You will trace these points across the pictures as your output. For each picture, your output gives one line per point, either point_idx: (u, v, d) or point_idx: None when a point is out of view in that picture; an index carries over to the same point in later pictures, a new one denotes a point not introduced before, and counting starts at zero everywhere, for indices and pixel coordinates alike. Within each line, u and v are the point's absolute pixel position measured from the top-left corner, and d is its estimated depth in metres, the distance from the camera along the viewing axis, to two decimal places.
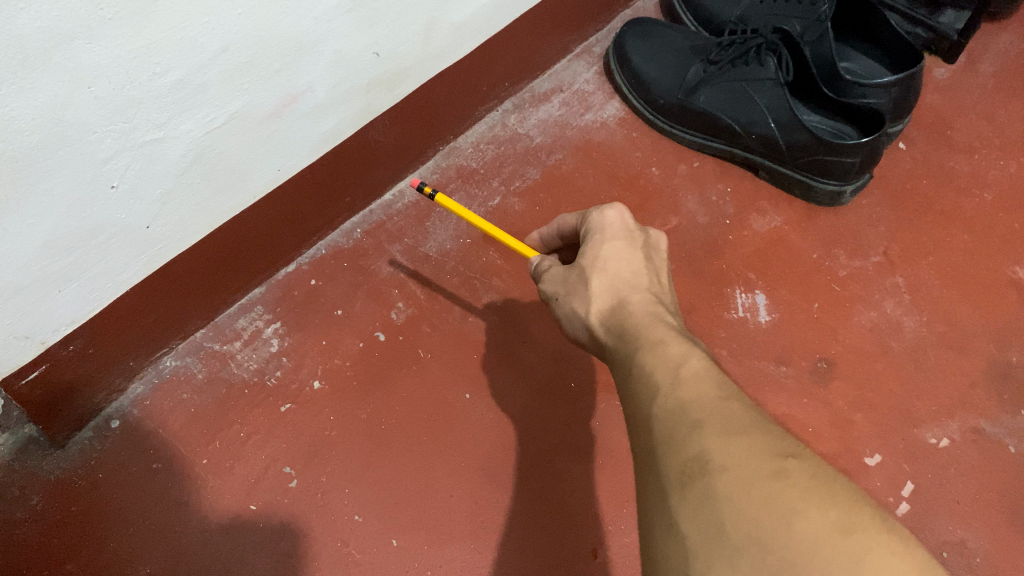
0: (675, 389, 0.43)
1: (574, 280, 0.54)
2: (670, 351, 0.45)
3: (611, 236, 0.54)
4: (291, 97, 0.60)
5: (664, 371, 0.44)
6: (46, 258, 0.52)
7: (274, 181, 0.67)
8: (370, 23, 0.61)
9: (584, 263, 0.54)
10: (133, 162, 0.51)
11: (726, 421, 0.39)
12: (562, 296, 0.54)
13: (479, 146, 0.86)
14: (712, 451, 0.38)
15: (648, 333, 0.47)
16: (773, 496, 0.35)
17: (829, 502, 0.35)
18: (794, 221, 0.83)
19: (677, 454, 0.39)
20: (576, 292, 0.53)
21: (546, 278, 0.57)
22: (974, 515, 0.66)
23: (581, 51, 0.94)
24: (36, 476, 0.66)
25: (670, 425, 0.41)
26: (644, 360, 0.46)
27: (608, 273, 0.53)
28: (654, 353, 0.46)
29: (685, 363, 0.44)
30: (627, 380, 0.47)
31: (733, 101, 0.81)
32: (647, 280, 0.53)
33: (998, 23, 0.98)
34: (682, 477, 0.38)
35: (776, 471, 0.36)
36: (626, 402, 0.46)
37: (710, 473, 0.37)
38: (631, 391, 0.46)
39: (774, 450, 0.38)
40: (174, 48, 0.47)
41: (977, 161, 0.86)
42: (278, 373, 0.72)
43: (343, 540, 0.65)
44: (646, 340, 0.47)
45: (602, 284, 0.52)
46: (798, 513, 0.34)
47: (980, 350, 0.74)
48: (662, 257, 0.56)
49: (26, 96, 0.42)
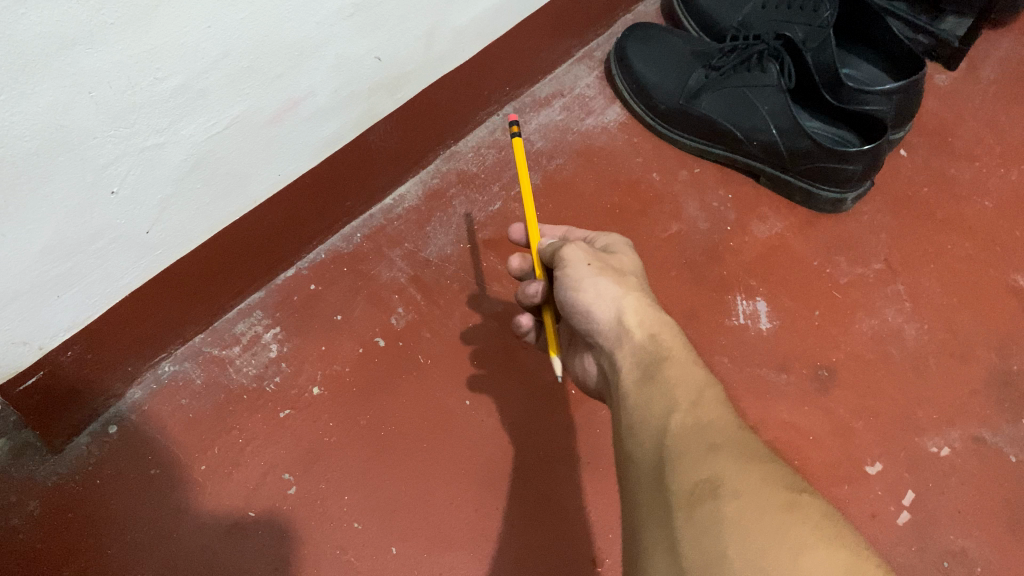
0: (695, 408, 0.43)
1: (606, 270, 0.54)
2: (697, 369, 0.47)
3: (634, 261, 0.58)
4: (292, 102, 0.59)
5: (690, 387, 0.45)
6: (45, 264, 0.51)
7: (274, 186, 0.66)
8: (371, 28, 0.60)
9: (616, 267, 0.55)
10: (134, 168, 0.51)
11: (742, 451, 0.40)
12: (588, 272, 0.53)
13: (480, 151, 0.86)
14: (725, 476, 0.38)
15: (676, 346, 0.49)
16: (785, 527, 0.35)
17: (838, 542, 0.35)
18: (795, 228, 0.83)
19: (688, 473, 0.39)
20: (606, 279, 0.53)
21: (569, 251, 0.55)
22: (975, 524, 0.66)
23: (582, 56, 0.94)
24: (32, 482, 0.66)
25: (684, 444, 0.41)
26: (677, 366, 0.47)
27: (637, 282, 0.54)
28: (682, 367, 0.47)
29: (708, 386, 0.45)
30: (645, 380, 0.47)
31: (735, 106, 0.81)
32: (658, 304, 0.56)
33: (998, 30, 0.98)
34: (690, 497, 0.38)
35: (788, 506, 0.37)
36: (637, 402, 0.46)
37: (720, 498, 0.37)
38: (649, 391, 0.46)
39: (787, 485, 0.38)
40: (176, 53, 0.47)
41: (977, 169, 0.86)
42: (277, 379, 0.72)
43: (342, 548, 0.65)
44: (675, 353, 0.48)
45: (634, 286, 0.53)
46: (806, 549, 0.34)
47: (981, 358, 0.74)
48: None
49: (26, 101, 0.42)
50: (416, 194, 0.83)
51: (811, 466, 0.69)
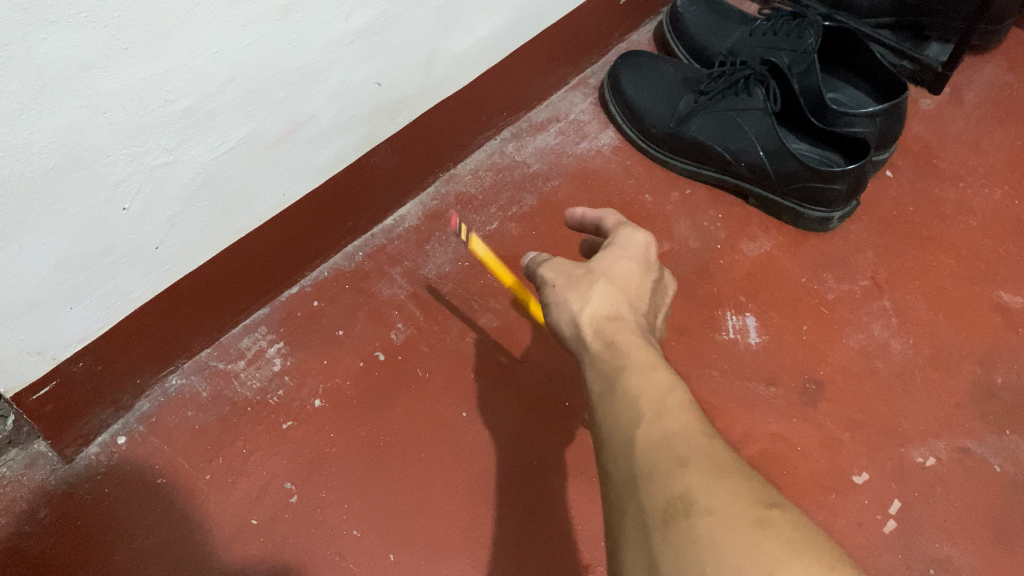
0: (661, 419, 0.45)
1: (570, 282, 0.56)
2: (659, 376, 0.48)
3: (621, 258, 0.57)
4: (295, 125, 0.63)
5: (653, 397, 0.47)
6: (59, 277, 0.54)
7: (278, 206, 0.70)
8: (372, 54, 0.64)
9: (587, 269, 0.56)
10: (144, 186, 0.54)
11: (710, 463, 0.42)
12: (551, 291, 0.56)
13: (478, 173, 0.90)
14: (696, 494, 0.40)
15: (634, 356, 0.50)
16: (758, 546, 0.37)
17: (811, 556, 0.37)
18: (783, 246, 0.85)
19: (660, 492, 0.41)
20: (565, 292, 0.55)
21: (541, 271, 0.58)
22: (961, 532, 0.67)
23: (577, 83, 0.98)
24: (43, 490, 0.68)
25: (654, 459, 0.43)
26: (637, 379, 0.48)
27: (604, 286, 0.55)
28: (644, 376, 0.48)
29: (674, 393, 0.47)
30: (607, 391, 0.49)
31: (723, 129, 0.84)
32: (641, 301, 0.56)
33: (981, 57, 1.02)
34: (664, 516, 0.40)
35: (760, 521, 0.39)
36: (603, 414, 0.48)
37: (694, 516, 0.39)
38: (613, 402, 0.48)
39: (758, 499, 0.40)
40: (185, 77, 0.51)
41: (962, 189, 0.89)
42: (280, 392, 0.74)
43: (341, 554, 0.67)
44: (633, 362, 0.49)
45: (596, 293, 0.54)
46: (780, 564, 0.36)
47: (966, 372, 0.76)
48: (660, 289, 0.60)
49: (45, 121, 0.45)
50: (416, 215, 0.86)
51: (799, 476, 0.70)
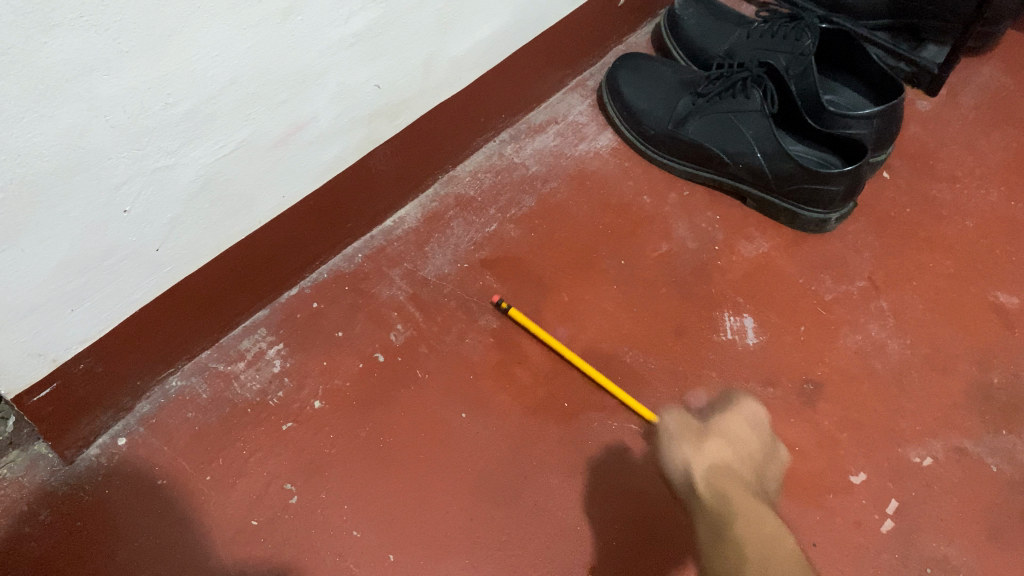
0: (769, 561, 0.50)
1: (688, 439, 0.68)
2: (766, 523, 0.53)
3: (728, 423, 0.68)
4: (295, 127, 0.63)
5: (760, 544, 0.51)
6: (60, 279, 0.55)
7: (278, 208, 0.70)
8: (371, 57, 0.64)
9: (704, 432, 0.68)
10: (145, 188, 0.55)
11: None
12: (671, 446, 0.69)
13: (477, 175, 0.90)
14: None
15: (743, 502, 0.56)
16: None
17: None
18: (780, 247, 0.86)
19: None
20: (687, 448, 0.67)
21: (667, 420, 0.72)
22: (958, 531, 0.68)
23: (575, 85, 0.98)
24: (44, 492, 0.68)
25: None
26: (744, 528, 0.53)
27: (725, 451, 0.64)
28: (752, 523, 0.54)
29: (780, 540, 0.52)
30: (717, 538, 0.54)
31: (720, 132, 0.85)
32: (754, 456, 0.64)
33: (977, 58, 1.02)
34: None
35: None
36: (712, 559, 0.53)
37: None
38: (722, 549, 0.53)
39: None
40: (186, 80, 0.51)
41: (959, 190, 0.90)
42: (280, 393, 0.75)
43: (340, 555, 0.67)
44: (741, 510, 0.55)
45: (717, 454, 0.63)
46: None
47: (962, 372, 0.76)
48: (774, 459, 0.66)
49: (46, 124, 0.45)
50: (416, 216, 0.87)
51: (798, 476, 0.70)
